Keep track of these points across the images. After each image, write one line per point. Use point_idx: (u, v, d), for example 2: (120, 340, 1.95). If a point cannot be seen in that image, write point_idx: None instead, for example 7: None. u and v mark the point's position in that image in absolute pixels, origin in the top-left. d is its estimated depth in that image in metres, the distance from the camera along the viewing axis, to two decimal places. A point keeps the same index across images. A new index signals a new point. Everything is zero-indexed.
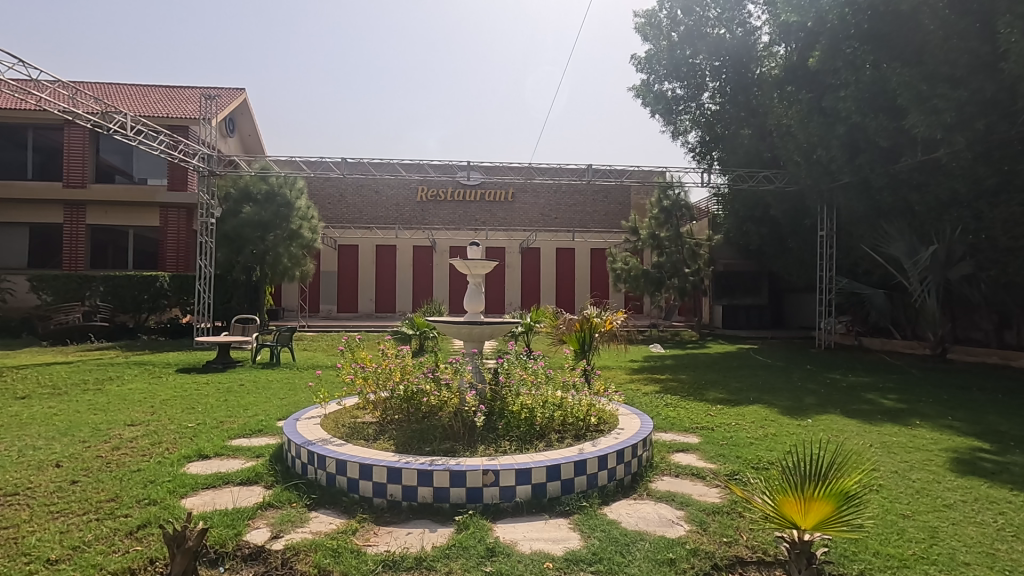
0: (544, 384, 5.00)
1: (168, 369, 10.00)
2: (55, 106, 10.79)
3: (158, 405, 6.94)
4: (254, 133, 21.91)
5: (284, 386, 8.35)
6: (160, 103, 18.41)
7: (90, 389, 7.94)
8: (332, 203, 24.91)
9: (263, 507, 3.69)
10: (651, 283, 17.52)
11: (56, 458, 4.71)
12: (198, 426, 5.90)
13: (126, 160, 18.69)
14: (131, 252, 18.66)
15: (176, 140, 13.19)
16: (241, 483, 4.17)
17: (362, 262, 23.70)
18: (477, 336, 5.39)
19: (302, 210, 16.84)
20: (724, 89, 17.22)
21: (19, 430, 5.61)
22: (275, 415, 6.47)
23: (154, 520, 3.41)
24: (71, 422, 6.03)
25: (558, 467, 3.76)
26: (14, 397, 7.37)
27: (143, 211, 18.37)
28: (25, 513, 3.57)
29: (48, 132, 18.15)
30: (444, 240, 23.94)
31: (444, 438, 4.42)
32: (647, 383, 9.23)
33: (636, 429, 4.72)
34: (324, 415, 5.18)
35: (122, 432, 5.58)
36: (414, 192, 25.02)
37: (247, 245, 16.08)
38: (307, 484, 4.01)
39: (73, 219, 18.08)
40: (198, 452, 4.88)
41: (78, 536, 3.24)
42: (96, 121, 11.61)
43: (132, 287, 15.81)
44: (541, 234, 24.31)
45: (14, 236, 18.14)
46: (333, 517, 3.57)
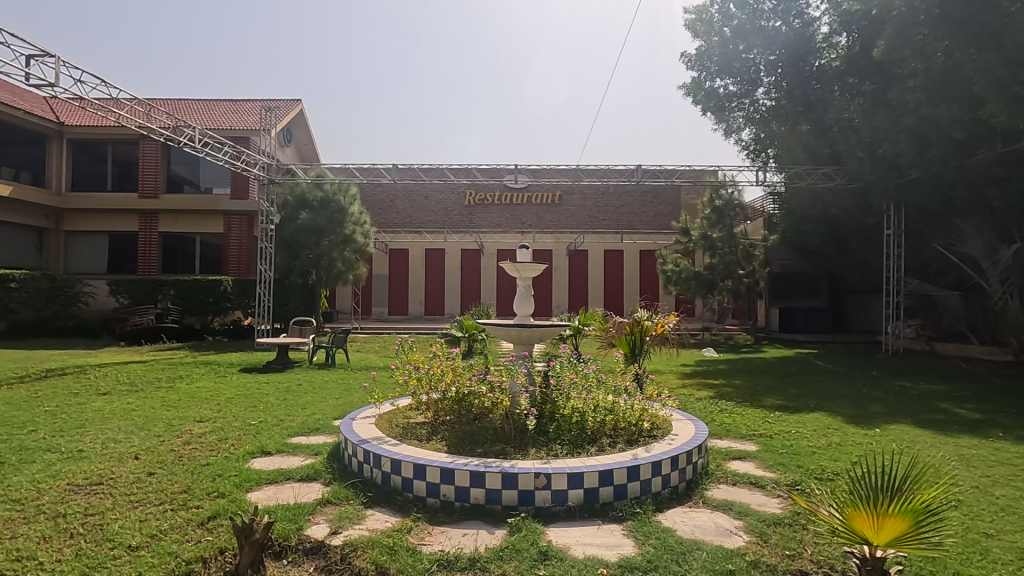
0: (595, 388, 4.95)
1: (232, 369, 10.48)
2: (132, 122, 11.52)
3: (223, 403, 7.31)
4: (310, 143, 22.76)
5: (339, 387, 8.63)
6: (225, 116, 19.45)
7: (162, 387, 8.45)
8: (383, 208, 25.50)
9: (323, 503, 3.82)
10: (703, 286, 17.02)
11: (135, 451, 5.04)
12: (261, 424, 6.15)
13: (193, 171, 19.77)
14: (197, 258, 19.73)
15: (238, 151, 13.85)
16: (301, 479, 4.33)
17: (412, 266, 24.28)
18: (526, 338, 5.38)
19: (355, 216, 17.49)
20: (779, 84, 16.40)
21: (102, 424, 6.04)
22: (331, 415, 6.68)
23: (223, 513, 3.59)
24: (148, 417, 6.44)
25: (610, 472, 3.71)
26: (96, 393, 7.93)
27: (209, 218, 19.40)
28: (109, 501, 3.84)
29: (125, 146, 19.44)
30: (492, 243, 24.19)
31: (496, 440, 4.46)
32: (699, 388, 8.98)
33: (691, 435, 4.61)
34: (378, 415, 5.29)
35: (192, 428, 5.91)
36: (461, 196, 25.31)
37: (304, 250, 16.72)
38: (362, 482, 4.13)
39: (146, 227, 19.30)
40: (260, 449, 5.10)
41: (154, 525, 3.45)
42: (168, 135, 12.38)
43: (198, 291, 16.77)
44: (588, 236, 24.11)
45: (95, 244, 19.54)
46: (388, 515, 3.65)
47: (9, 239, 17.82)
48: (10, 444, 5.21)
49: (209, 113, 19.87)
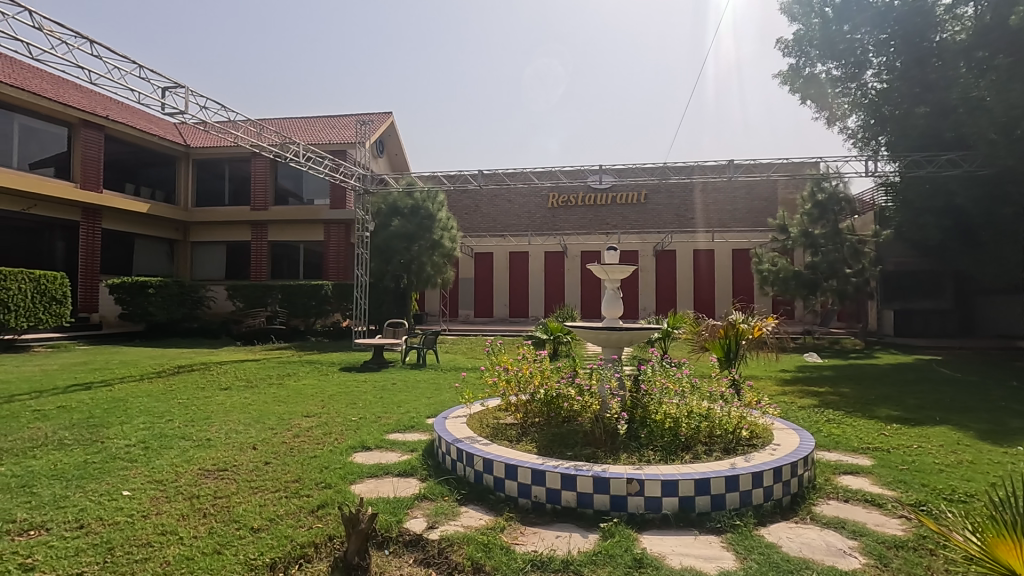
0: (688, 393, 4.78)
1: (332, 368, 11.18)
2: (246, 142, 12.66)
3: (326, 399, 7.84)
4: (401, 153, 23.87)
5: (430, 387, 8.97)
6: (325, 131, 20.89)
7: (273, 384, 9.21)
8: (468, 213, 26.18)
9: (420, 498, 3.98)
10: (804, 286, 15.88)
11: (253, 441, 5.54)
12: (360, 420, 6.53)
13: (297, 184, 21.39)
14: (301, 264, 21.29)
15: (337, 164, 14.81)
16: (399, 474, 4.55)
17: (497, 269, 24.75)
18: (615, 342, 5.30)
19: (443, 222, 18.20)
20: (893, 64, 14.60)
21: (225, 416, 6.69)
22: (424, 413, 6.96)
23: (331, 502, 3.86)
24: (263, 411, 7.04)
25: (706, 480, 3.57)
26: (219, 387, 8.80)
27: (311, 227, 20.88)
28: (233, 486, 4.24)
29: (240, 164, 21.41)
30: (576, 244, 24.10)
31: (586, 444, 4.43)
32: (801, 396, 8.41)
33: (794, 445, 4.33)
34: (469, 415, 5.44)
35: (300, 422, 6.40)
36: (544, 199, 25.42)
37: (396, 255, 17.54)
38: (456, 479, 4.27)
39: (257, 237, 21.12)
40: (361, 444, 5.41)
41: (272, 510, 3.77)
42: (277, 151, 13.49)
43: (303, 295, 18.13)
44: (676, 235, 23.34)
45: (215, 253, 21.66)
46: (481, 512, 3.75)
47: (148, 250, 20.24)
48: (152, 431, 5.90)
49: (311, 130, 21.43)
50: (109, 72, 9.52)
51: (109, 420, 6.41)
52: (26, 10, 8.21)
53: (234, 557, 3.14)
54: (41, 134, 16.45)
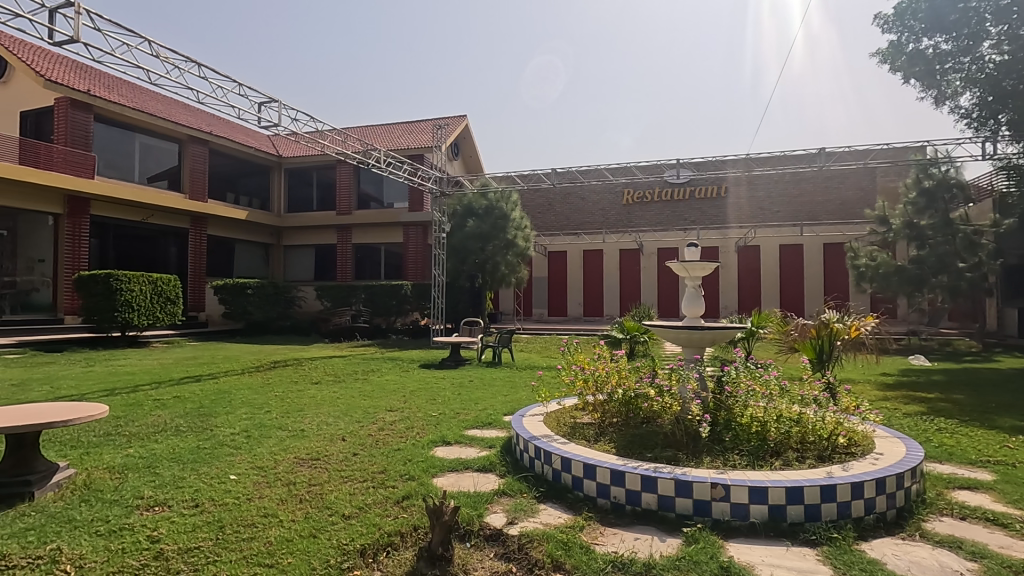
0: (777, 396, 4.54)
1: (412, 365, 11.58)
2: (333, 150, 13.39)
3: (408, 395, 8.14)
4: (475, 154, 24.33)
5: (506, 384, 9.09)
6: (403, 137, 21.68)
7: (358, 379, 9.70)
8: (542, 212, 26.22)
9: (499, 494, 4.04)
10: (908, 283, 14.54)
11: (342, 433, 5.87)
12: (440, 416, 6.73)
13: (378, 188, 22.34)
14: (382, 265, 22.24)
15: (415, 168, 15.33)
16: (478, 469, 4.65)
17: (571, 267, 24.63)
18: (697, 342, 5.11)
19: (517, 221, 18.37)
20: (1015, 33, 12.77)
21: (316, 409, 7.13)
22: (501, 410, 7.06)
23: (415, 494, 4.01)
24: (350, 405, 7.43)
25: (799, 489, 3.37)
26: (311, 382, 9.40)
27: (391, 229, 21.76)
28: (325, 475, 4.52)
29: (326, 171, 22.70)
30: (652, 241, 23.49)
31: (667, 446, 4.31)
32: (906, 402, 7.71)
33: (900, 455, 3.98)
34: (546, 413, 5.46)
35: (384, 416, 6.69)
36: (619, 196, 24.98)
37: (471, 255, 17.89)
38: (534, 477, 4.30)
39: (342, 240, 22.29)
40: (441, 439, 5.58)
41: (361, 499, 3.98)
42: (360, 158, 14.18)
43: (384, 295, 18.92)
44: (760, 230, 22.17)
45: (305, 255, 23.10)
46: (559, 510, 3.75)
47: (246, 254, 21.94)
48: (254, 421, 6.41)
49: (391, 136, 22.33)
50: (213, 92, 10.50)
51: (216, 410, 7.01)
52: (145, 40, 9.14)
53: (328, 541, 3.33)
54: (157, 151, 18.19)
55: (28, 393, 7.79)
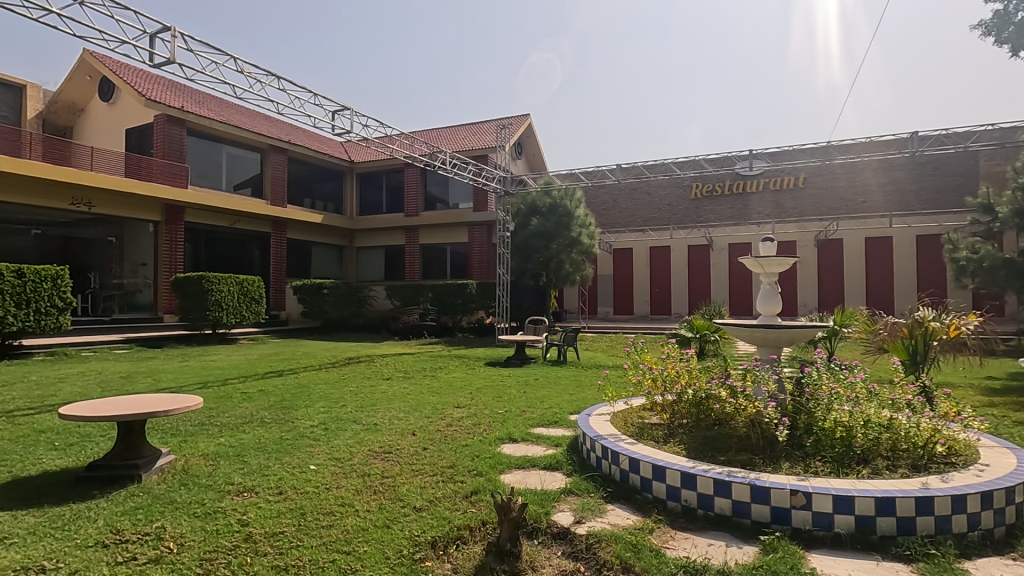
0: (863, 400, 4.24)
1: (478, 363, 11.77)
2: (401, 153, 13.81)
3: (474, 392, 8.28)
4: (539, 153, 24.34)
5: (572, 383, 9.05)
6: (468, 138, 22.04)
7: (427, 376, 9.98)
8: (607, 209, 25.84)
9: (566, 493, 4.03)
10: (1017, 277, 13.15)
11: (413, 428, 6.06)
12: (506, 413, 6.80)
13: (444, 189, 22.82)
14: (448, 265, 22.71)
15: (480, 169, 15.53)
16: (545, 467, 4.66)
17: (637, 265, 24.15)
18: (773, 341, 4.87)
19: (581, 219, 18.23)
20: None
21: (387, 404, 7.40)
22: (567, 409, 7.04)
23: (483, 490, 4.07)
24: (420, 400, 7.65)
25: (891, 500, 3.13)
26: (382, 378, 9.77)
27: (457, 229, 22.19)
28: (397, 468, 4.68)
29: (395, 175, 23.47)
30: (723, 237, 22.62)
31: (741, 449, 4.14)
32: (1017, 409, 6.97)
33: (1008, 468, 3.62)
34: (612, 413, 5.38)
35: (452, 413, 6.85)
36: (687, 190, 24.21)
37: (535, 253, 17.92)
38: (602, 477, 4.25)
39: (410, 241, 22.97)
40: (508, 436, 5.64)
41: (431, 492, 4.09)
42: (427, 160, 14.55)
43: (451, 294, 19.31)
44: (843, 222, 20.79)
45: (375, 256, 24.00)
46: (628, 511, 3.69)
47: (322, 256, 23.09)
48: (331, 414, 6.75)
49: (456, 138, 22.77)
50: (292, 102, 11.07)
51: (297, 403, 7.44)
52: (230, 57, 9.75)
53: (401, 532, 3.45)
54: (242, 160, 19.47)
55: (136, 384, 8.60)
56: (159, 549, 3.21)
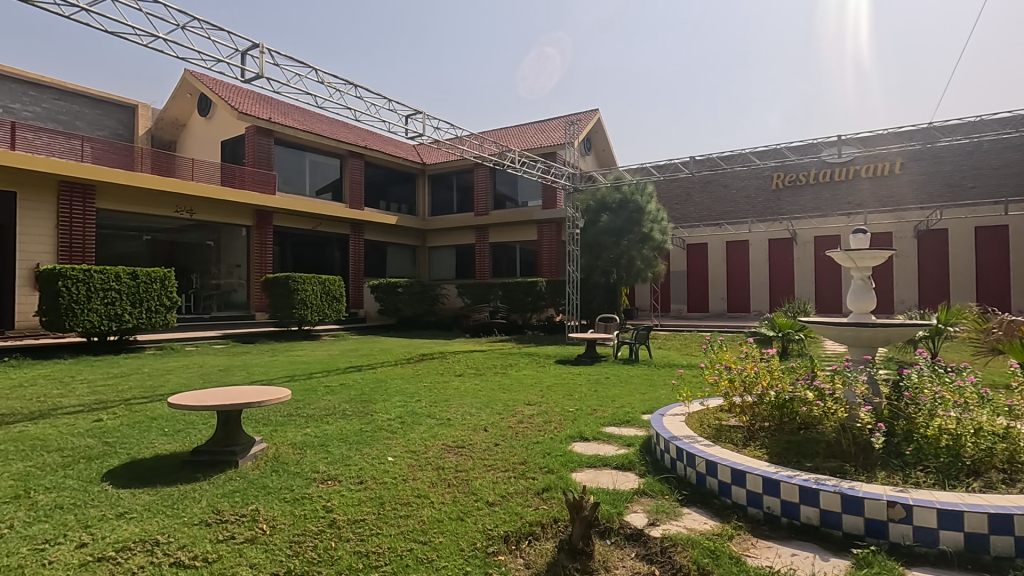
0: (974, 406, 3.85)
1: (549, 360, 11.78)
2: (471, 154, 14.06)
3: (545, 389, 8.30)
4: (608, 148, 23.96)
5: (645, 382, 8.84)
6: (536, 136, 22.08)
7: (498, 373, 10.10)
8: (680, 203, 25.01)
9: (639, 493, 3.95)
10: None
11: (484, 424, 6.16)
12: (577, 411, 6.77)
13: (513, 188, 22.96)
14: (518, 263, 22.84)
15: (548, 166, 15.51)
16: (617, 467, 4.59)
17: (713, 260, 23.23)
18: (867, 340, 4.52)
19: (653, 214, 17.79)
20: None
21: (460, 399, 7.58)
22: (639, 408, 6.89)
23: (555, 487, 4.08)
24: (491, 397, 7.76)
25: (1008, 517, 2.82)
26: (455, 374, 10.00)
27: (526, 227, 22.29)
28: (470, 462, 4.78)
29: (465, 175, 23.92)
30: (808, 229, 21.30)
31: (830, 456, 3.88)
32: None
33: None
34: (688, 413, 5.21)
35: (523, 409, 6.90)
36: (767, 181, 22.96)
37: (606, 250, 17.68)
38: (676, 479, 4.13)
39: (481, 239, 23.34)
40: (579, 434, 5.61)
41: (504, 488, 4.14)
42: (496, 160, 14.72)
43: (521, 292, 19.44)
44: (948, 211, 18.95)
45: (447, 255, 24.59)
46: (705, 516, 3.56)
47: (397, 256, 23.97)
48: (407, 408, 7.00)
49: (524, 136, 22.87)
50: (369, 108, 11.70)
51: (375, 397, 7.78)
52: (312, 69, 10.40)
53: (474, 525, 3.52)
54: (324, 166, 20.56)
55: (232, 377, 9.34)
56: (254, 530, 3.46)
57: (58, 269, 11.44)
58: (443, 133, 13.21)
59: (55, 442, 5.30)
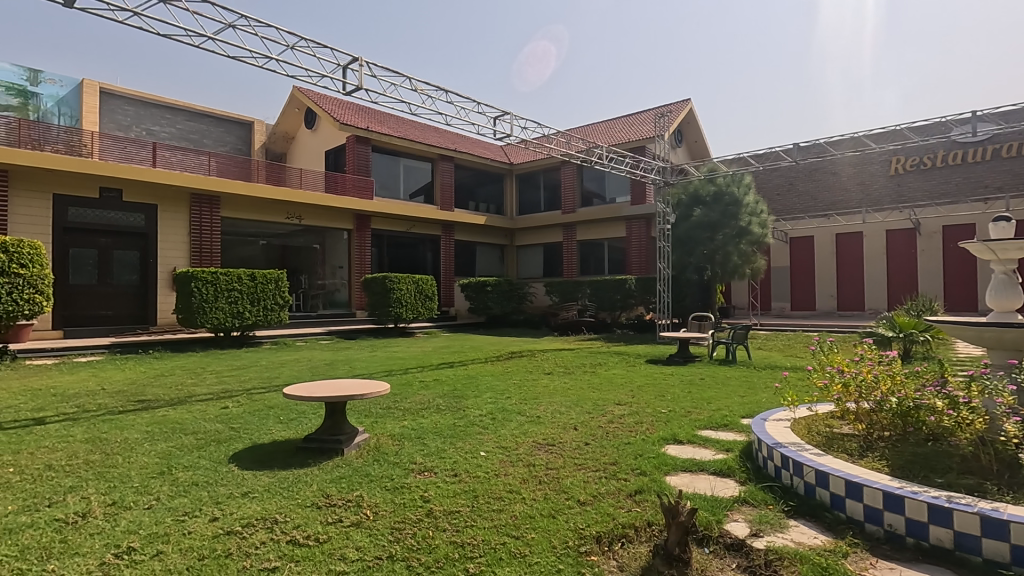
0: None
1: (639, 360, 11.49)
2: (558, 152, 14.05)
3: (635, 390, 8.11)
4: (701, 139, 22.94)
5: (743, 384, 8.37)
6: (624, 131, 21.62)
7: (587, 371, 10.02)
8: (782, 193, 23.39)
9: (740, 502, 3.74)
10: None
11: (574, 422, 6.13)
12: (670, 413, 6.55)
13: (600, 184, 22.60)
14: (606, 260, 22.46)
15: (637, 161, 15.12)
16: (715, 472, 4.38)
17: (820, 255, 21.52)
18: (1011, 343, 3.99)
19: (751, 206, 16.81)
20: None
21: (549, 397, 7.60)
22: (738, 412, 6.54)
23: (649, 490, 3.97)
24: (580, 396, 7.71)
25: None
26: (544, 372, 10.05)
27: (614, 224, 21.89)
28: (560, 461, 4.77)
29: (552, 173, 23.93)
30: (934, 218, 19.11)
31: (966, 473, 3.45)
32: None
33: None
34: (794, 419, 4.87)
35: (613, 409, 6.79)
36: (883, 166, 20.87)
37: (699, 245, 16.93)
38: (782, 488, 3.87)
39: (568, 237, 23.24)
40: (673, 436, 5.42)
41: (595, 488, 4.10)
42: (583, 157, 14.59)
43: (609, 290, 19.13)
44: None
45: (534, 254, 24.73)
46: (816, 530, 3.31)
47: (487, 255, 24.48)
48: (497, 405, 7.12)
49: (611, 131, 22.47)
50: (459, 112, 12.22)
51: (467, 393, 8.01)
52: (407, 78, 11.04)
53: (566, 524, 3.52)
54: (416, 171, 21.45)
55: (337, 370, 10.03)
56: (359, 515, 3.69)
57: (191, 271, 12.85)
58: (530, 133, 13.33)
59: (191, 426, 5.97)
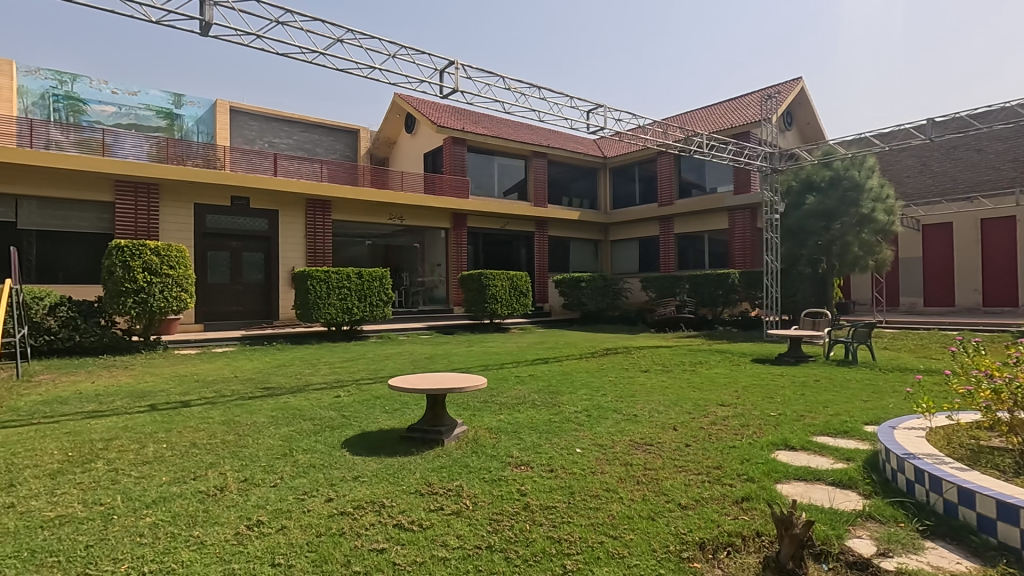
0: None
1: (744, 359, 10.83)
2: (654, 143, 13.59)
3: (741, 390, 7.66)
4: (814, 120, 21.12)
5: (867, 387, 7.61)
6: (726, 116, 20.44)
7: (687, 370, 9.62)
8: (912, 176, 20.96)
9: (864, 517, 3.40)
10: None
11: (674, 422, 5.91)
12: (780, 416, 6.10)
13: (699, 174, 21.45)
14: (706, 254, 21.38)
15: (740, 147, 14.21)
16: (834, 483, 4.02)
17: (960, 243, 19.05)
18: None
19: (875, 191, 15.22)
20: None
21: (647, 396, 7.38)
22: (860, 418, 5.95)
23: (758, 498, 3.73)
24: (680, 395, 7.42)
25: None
26: (641, 369, 9.80)
27: (716, 215, 20.76)
28: (659, 461, 4.63)
29: (648, 165, 23.19)
30: None
31: None
32: None
33: None
34: (931, 428, 4.34)
35: (717, 410, 6.45)
36: None
37: (812, 236, 15.61)
38: (915, 505, 3.46)
39: (665, 230, 22.41)
40: (784, 442, 5.05)
41: (697, 491, 3.92)
42: (681, 146, 13.99)
43: (710, 285, 18.25)
44: None
45: (630, 248, 24.15)
46: (959, 556, 2.93)
47: (581, 251, 24.29)
48: (593, 402, 7.04)
49: (712, 118, 21.34)
50: (550, 106, 12.00)
51: (562, 389, 8.00)
52: (501, 78, 11.22)
53: (666, 527, 3.39)
54: (510, 168, 21.74)
55: (437, 364, 10.45)
56: (459, 504, 3.81)
57: (308, 271, 13.99)
58: (625, 124, 13.01)
59: (309, 412, 6.50)
